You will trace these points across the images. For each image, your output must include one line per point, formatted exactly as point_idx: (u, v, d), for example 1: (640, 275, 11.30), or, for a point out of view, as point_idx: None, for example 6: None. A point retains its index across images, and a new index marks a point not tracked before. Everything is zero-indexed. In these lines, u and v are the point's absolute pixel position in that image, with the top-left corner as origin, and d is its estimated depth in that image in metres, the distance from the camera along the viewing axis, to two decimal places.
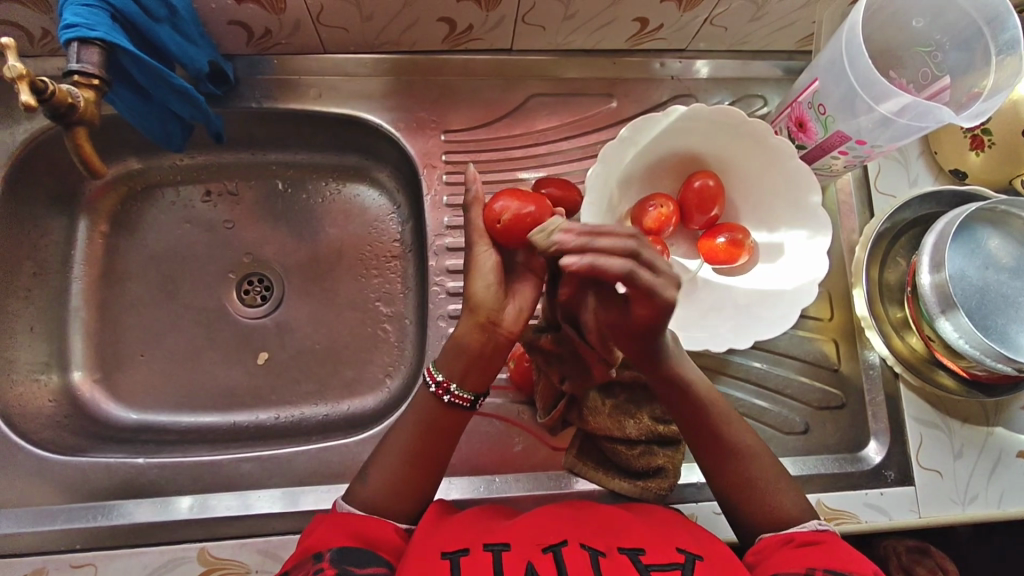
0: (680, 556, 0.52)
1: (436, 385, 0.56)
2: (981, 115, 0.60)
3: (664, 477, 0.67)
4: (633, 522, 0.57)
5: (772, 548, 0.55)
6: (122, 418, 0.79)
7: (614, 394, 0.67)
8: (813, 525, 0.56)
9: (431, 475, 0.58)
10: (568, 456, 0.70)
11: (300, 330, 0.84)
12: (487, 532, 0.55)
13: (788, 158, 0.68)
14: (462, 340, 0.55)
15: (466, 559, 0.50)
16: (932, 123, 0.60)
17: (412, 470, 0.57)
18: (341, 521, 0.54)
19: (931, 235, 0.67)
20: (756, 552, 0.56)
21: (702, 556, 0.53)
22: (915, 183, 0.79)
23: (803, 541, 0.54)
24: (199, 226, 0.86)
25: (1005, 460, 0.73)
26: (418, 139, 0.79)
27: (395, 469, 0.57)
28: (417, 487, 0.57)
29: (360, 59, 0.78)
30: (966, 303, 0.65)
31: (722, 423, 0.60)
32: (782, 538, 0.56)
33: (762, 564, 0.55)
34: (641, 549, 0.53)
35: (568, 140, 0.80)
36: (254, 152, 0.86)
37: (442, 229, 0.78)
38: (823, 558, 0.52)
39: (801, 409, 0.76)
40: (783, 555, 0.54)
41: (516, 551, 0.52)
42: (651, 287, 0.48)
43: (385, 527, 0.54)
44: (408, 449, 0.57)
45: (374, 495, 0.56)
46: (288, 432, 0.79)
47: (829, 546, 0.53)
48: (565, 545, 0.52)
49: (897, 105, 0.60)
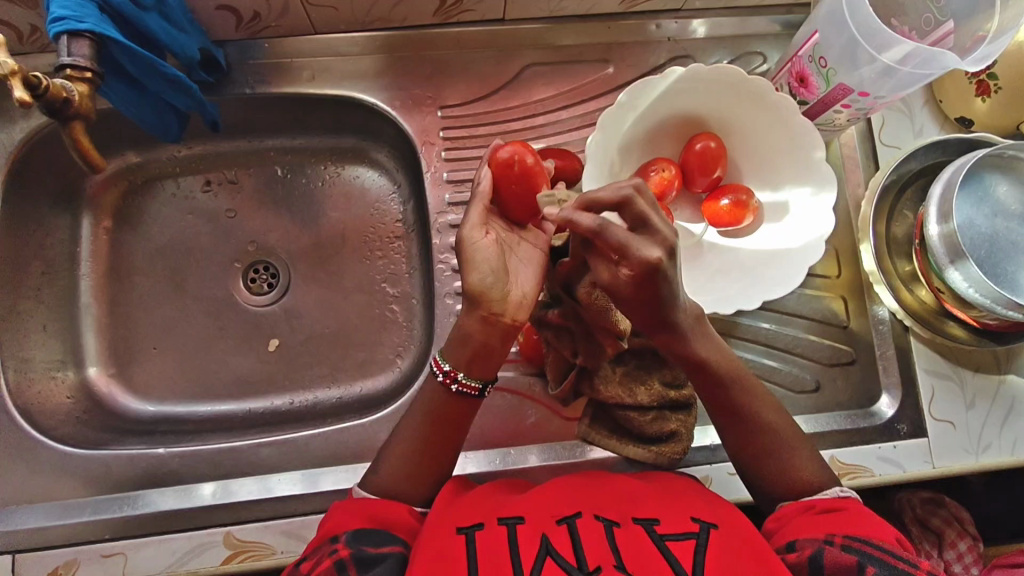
0: (694, 525, 0.53)
1: (444, 374, 0.57)
2: (986, 59, 0.59)
3: (676, 442, 0.69)
4: (645, 493, 0.58)
5: (793, 513, 0.56)
6: (140, 410, 0.80)
7: (624, 362, 0.68)
8: (835, 491, 0.57)
9: (439, 456, 0.58)
10: (581, 426, 0.71)
11: (308, 314, 0.85)
12: (499, 507, 0.55)
13: (790, 115, 0.67)
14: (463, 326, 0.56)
15: (482, 534, 0.51)
16: (935, 71, 0.59)
17: (426, 457, 0.58)
18: (356, 506, 0.55)
19: (939, 185, 0.65)
20: (777, 518, 0.58)
21: (716, 524, 0.53)
22: (920, 134, 0.77)
23: (824, 508, 0.55)
24: (202, 217, 0.86)
25: (1017, 408, 0.74)
26: (415, 117, 0.78)
27: (408, 454, 0.58)
28: (432, 465, 0.58)
29: (351, 38, 0.76)
30: (976, 252, 0.64)
31: (745, 397, 0.60)
32: (804, 503, 0.57)
33: (780, 530, 0.56)
34: (655, 519, 0.53)
35: (565, 110, 0.78)
36: (250, 139, 0.86)
37: (444, 206, 0.76)
38: (842, 524, 0.53)
39: (811, 367, 0.77)
40: (802, 521, 0.55)
41: (531, 523, 0.52)
42: (625, 244, 0.49)
43: (398, 505, 0.55)
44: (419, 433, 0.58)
45: (389, 481, 0.57)
46: (304, 416, 0.81)
47: (849, 513, 0.54)
48: (578, 517, 0.52)
49: (900, 52, 0.59)
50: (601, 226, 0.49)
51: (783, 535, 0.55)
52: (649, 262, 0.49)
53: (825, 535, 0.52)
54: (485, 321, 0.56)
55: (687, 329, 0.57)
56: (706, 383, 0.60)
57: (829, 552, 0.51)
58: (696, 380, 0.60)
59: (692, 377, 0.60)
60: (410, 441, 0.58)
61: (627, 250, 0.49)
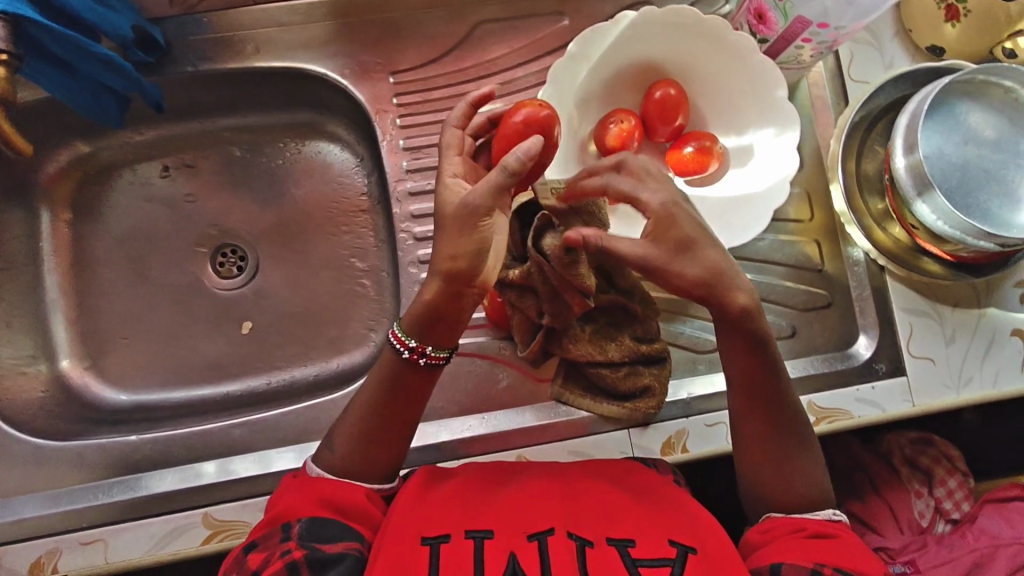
0: (672, 550, 0.50)
1: (410, 351, 0.56)
2: None
3: (650, 397, 0.68)
4: (630, 506, 0.54)
5: (782, 531, 0.54)
6: (115, 399, 0.80)
7: (593, 319, 0.69)
8: (826, 514, 0.55)
9: (398, 426, 0.58)
10: (554, 386, 0.71)
11: (278, 295, 0.84)
12: (469, 512, 0.53)
13: (749, 54, 0.64)
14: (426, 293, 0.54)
15: (447, 549, 0.49)
16: None
17: (381, 433, 0.57)
18: (311, 488, 0.53)
19: (905, 115, 0.63)
20: (762, 531, 0.55)
21: (695, 548, 0.51)
22: (891, 66, 0.75)
23: (816, 532, 0.53)
24: (162, 203, 0.85)
25: (998, 340, 0.73)
26: (366, 85, 0.75)
27: (362, 430, 0.57)
28: (391, 435, 0.58)
29: (292, 6, 0.73)
30: (946, 182, 0.62)
31: (775, 402, 0.57)
32: (792, 524, 0.54)
33: (766, 545, 0.54)
34: (630, 539, 0.51)
35: (521, 67, 0.76)
36: (204, 120, 0.84)
37: (401, 173, 0.74)
38: (831, 552, 0.51)
39: (786, 313, 0.75)
40: (791, 541, 0.53)
41: (498, 540, 0.50)
42: (634, 188, 0.51)
43: (357, 490, 0.54)
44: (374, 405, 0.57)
45: (345, 457, 0.56)
46: (279, 396, 0.81)
47: (839, 541, 0.52)
48: (551, 534, 0.50)
49: None
50: (606, 181, 0.53)
51: (769, 552, 0.53)
52: (665, 204, 0.50)
53: (814, 563, 0.50)
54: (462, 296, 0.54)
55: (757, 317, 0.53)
56: (754, 372, 0.55)
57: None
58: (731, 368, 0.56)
59: (739, 361, 0.55)
60: (364, 418, 0.57)
61: (633, 195, 0.51)
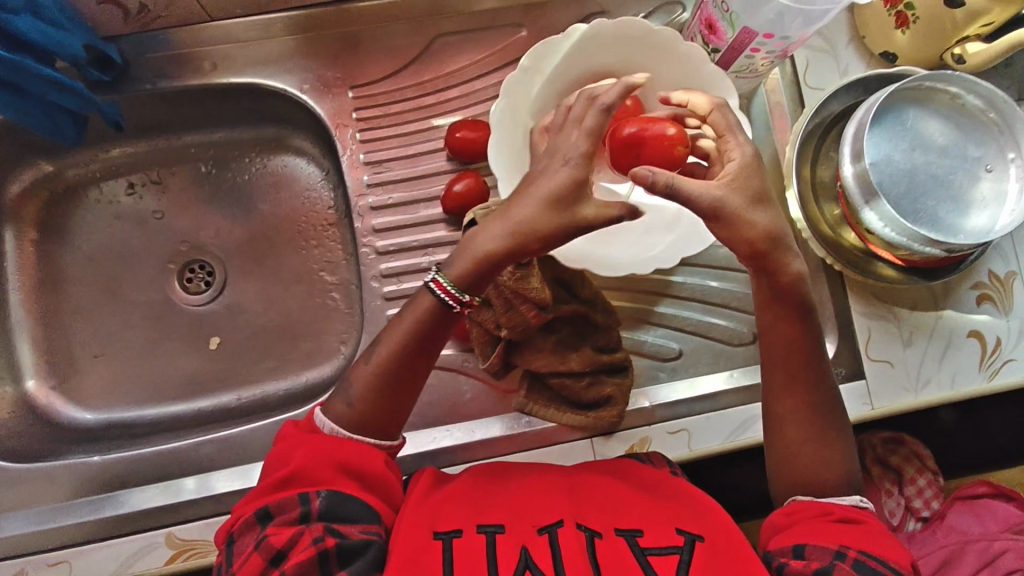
0: (679, 538, 0.51)
1: (461, 305, 0.56)
2: None
3: (612, 406, 0.69)
4: (635, 496, 0.56)
5: (808, 511, 0.53)
6: (83, 419, 0.79)
7: (555, 331, 0.70)
8: (853, 500, 0.54)
9: (415, 380, 0.57)
10: (518, 397, 0.70)
11: (248, 310, 0.84)
12: (479, 509, 0.54)
13: (701, 64, 0.65)
14: (488, 251, 0.54)
15: (460, 541, 0.50)
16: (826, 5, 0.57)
17: (402, 389, 0.57)
18: (328, 450, 0.52)
19: (852, 125, 0.63)
20: (787, 512, 0.54)
21: (703, 536, 0.52)
22: (846, 73, 0.76)
23: (842, 516, 0.52)
24: (129, 221, 0.85)
25: (956, 341, 0.74)
26: (327, 100, 0.76)
27: (386, 384, 0.56)
28: (405, 392, 0.57)
29: (250, 22, 0.73)
30: (894, 189, 0.63)
31: (818, 384, 0.57)
32: (819, 506, 0.54)
33: (790, 527, 0.53)
34: (638, 530, 0.52)
35: (481, 79, 0.77)
36: (169, 137, 0.84)
37: (363, 188, 0.74)
38: (855, 536, 0.50)
39: (749, 320, 0.75)
40: (815, 524, 0.52)
41: (510, 533, 0.51)
42: (731, 122, 0.56)
43: (374, 455, 0.54)
44: (400, 358, 0.56)
45: (363, 412, 0.55)
46: (249, 411, 0.80)
47: (866, 527, 0.52)
48: (561, 525, 0.51)
49: None
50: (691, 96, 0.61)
51: (793, 534, 0.52)
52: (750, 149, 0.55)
53: (839, 547, 0.49)
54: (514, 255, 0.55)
55: (792, 281, 0.55)
56: (784, 345, 0.57)
57: (841, 568, 0.48)
58: (769, 345, 0.57)
59: (773, 334, 0.57)
60: (389, 371, 0.56)
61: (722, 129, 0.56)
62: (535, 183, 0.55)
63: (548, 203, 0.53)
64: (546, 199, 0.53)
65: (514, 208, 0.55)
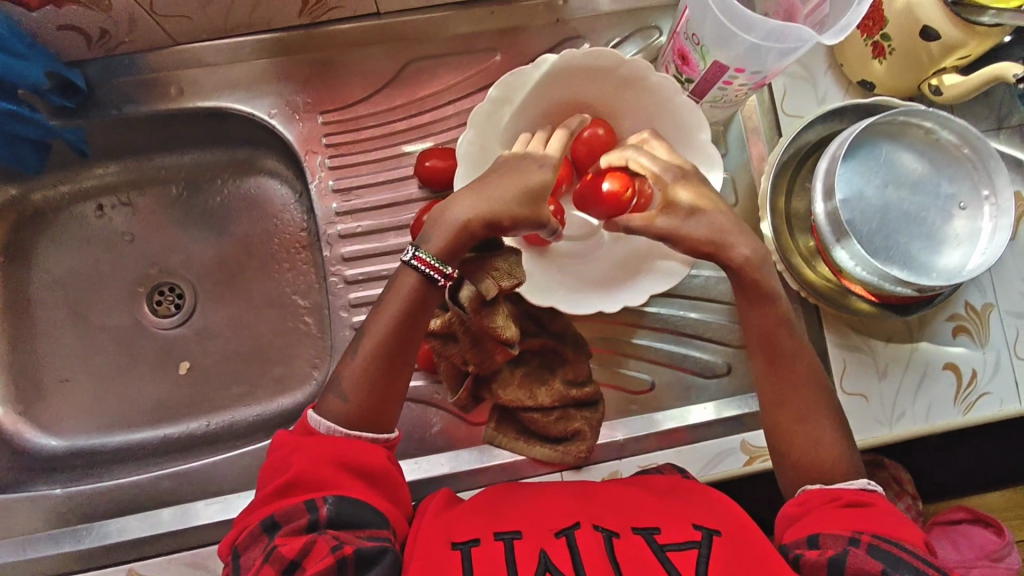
0: (698, 534, 0.52)
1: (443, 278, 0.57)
2: (845, 30, 0.55)
3: (581, 440, 0.68)
4: (645, 499, 0.57)
5: (818, 503, 0.55)
6: (49, 445, 0.78)
7: (526, 361, 0.69)
8: (861, 484, 0.56)
9: (400, 370, 0.58)
10: (488, 429, 0.70)
11: (219, 334, 0.83)
12: (494, 520, 0.55)
13: (673, 95, 0.63)
14: (465, 221, 0.57)
15: (477, 549, 0.50)
16: (799, 45, 0.55)
17: (392, 381, 0.58)
18: (331, 454, 0.53)
19: (824, 160, 0.62)
20: (798, 504, 0.56)
21: (719, 531, 0.53)
22: (824, 100, 0.75)
23: (852, 501, 0.54)
24: (98, 244, 0.84)
25: (931, 373, 0.73)
26: (296, 125, 0.74)
27: (376, 374, 0.57)
28: (392, 383, 0.58)
29: (217, 46, 0.72)
30: (865, 225, 0.62)
31: (819, 384, 0.60)
32: (829, 494, 0.55)
33: (805, 518, 0.55)
34: (656, 528, 0.52)
35: (454, 104, 0.75)
36: (138, 159, 0.83)
37: (332, 216, 0.74)
38: (870, 522, 0.52)
39: (723, 351, 0.75)
40: (827, 514, 0.54)
41: (527, 538, 0.52)
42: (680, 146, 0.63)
43: (377, 454, 0.55)
44: (387, 345, 0.57)
45: (360, 407, 0.56)
46: (218, 438, 0.79)
47: (876, 510, 0.53)
48: (577, 528, 0.52)
49: (762, 32, 0.55)
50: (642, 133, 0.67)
51: (807, 525, 0.54)
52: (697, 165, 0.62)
53: (852, 533, 0.51)
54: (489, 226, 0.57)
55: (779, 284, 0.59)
56: (779, 350, 0.60)
57: (855, 553, 0.49)
58: (765, 350, 0.61)
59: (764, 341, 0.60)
60: (377, 362, 0.57)
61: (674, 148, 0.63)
62: (505, 172, 0.59)
63: (520, 192, 0.57)
64: (519, 188, 0.57)
65: (488, 187, 0.58)
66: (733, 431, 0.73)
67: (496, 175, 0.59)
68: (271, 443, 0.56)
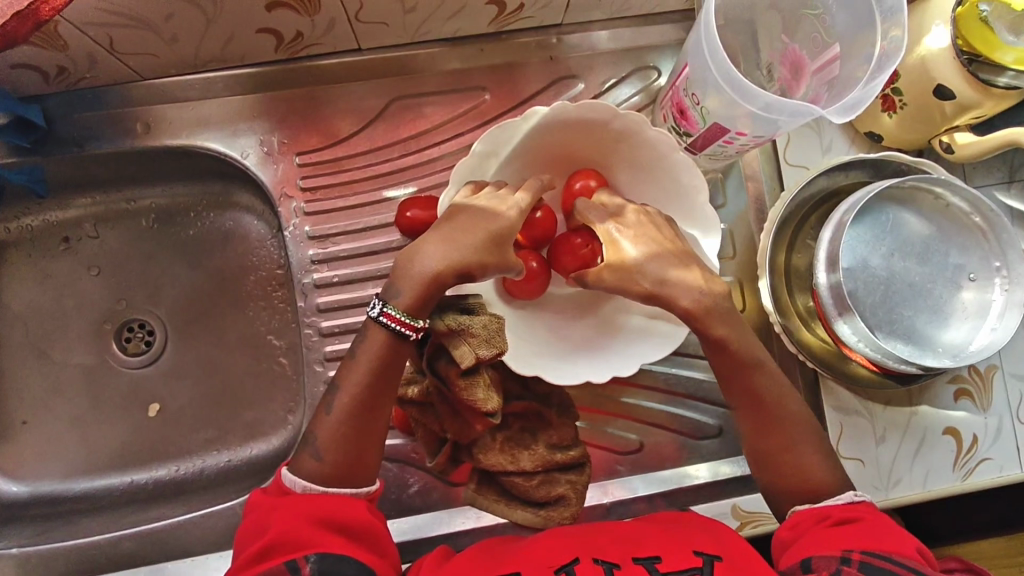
0: (698, 560, 0.49)
1: (416, 331, 0.53)
2: (857, 107, 0.52)
3: (564, 506, 0.64)
4: (643, 532, 0.54)
5: (806, 525, 0.52)
6: (8, 491, 0.75)
7: (507, 426, 0.65)
8: (847, 497, 0.53)
9: (375, 425, 0.54)
10: (467, 491, 0.65)
11: (189, 375, 0.79)
12: (493, 565, 0.52)
13: (670, 151, 0.59)
14: (435, 273, 0.53)
15: None
16: (805, 119, 0.53)
17: (369, 433, 0.53)
18: (304, 510, 0.49)
19: (829, 228, 0.59)
20: (790, 526, 0.53)
21: (720, 556, 0.50)
22: (829, 149, 0.71)
23: (840, 519, 0.51)
24: (63, 278, 0.79)
25: (930, 439, 0.70)
26: (271, 167, 0.71)
27: (350, 433, 0.53)
28: (370, 435, 0.54)
29: (188, 81, 0.69)
30: (869, 297, 0.59)
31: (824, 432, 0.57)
32: (817, 514, 0.52)
33: (797, 541, 0.52)
34: (656, 557, 0.50)
35: (439, 146, 0.71)
36: (106, 190, 0.79)
37: (309, 264, 0.71)
38: (858, 538, 0.49)
39: (714, 412, 0.72)
40: (816, 534, 0.51)
41: None
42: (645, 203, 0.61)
43: (356, 506, 0.51)
44: (360, 404, 0.53)
45: (336, 466, 0.52)
46: (188, 486, 0.76)
47: (866, 524, 0.50)
48: (576, 563, 0.49)
49: (763, 103, 0.52)
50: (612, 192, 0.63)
51: (798, 547, 0.51)
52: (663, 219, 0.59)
53: (842, 552, 0.48)
54: (456, 272, 0.54)
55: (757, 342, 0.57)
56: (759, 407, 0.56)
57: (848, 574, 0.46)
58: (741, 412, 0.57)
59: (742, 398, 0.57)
60: (352, 420, 0.53)
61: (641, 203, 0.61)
62: (471, 214, 0.56)
63: (490, 238, 0.54)
64: (488, 234, 0.54)
65: (456, 233, 0.54)
66: (723, 493, 0.70)
67: (460, 219, 0.55)
68: (245, 509, 0.52)
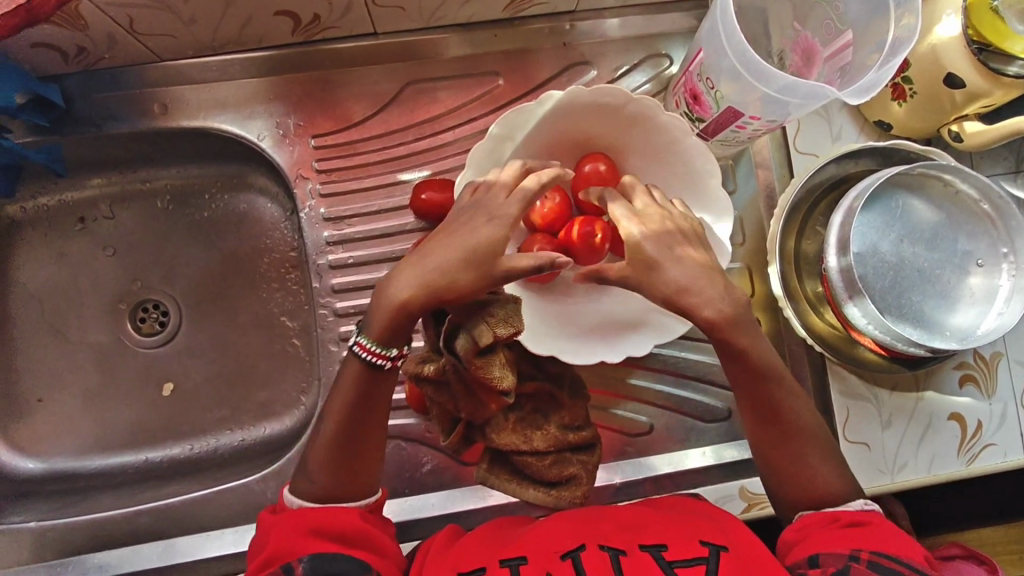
0: (704, 549, 0.50)
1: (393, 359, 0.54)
2: (874, 87, 0.53)
3: (576, 485, 0.65)
4: (653, 520, 0.55)
5: (814, 527, 0.53)
6: (24, 466, 0.76)
7: (519, 407, 0.65)
8: (859, 504, 0.54)
9: (366, 429, 0.55)
10: (480, 470, 0.66)
11: (202, 355, 0.80)
12: (503, 547, 0.53)
13: (683, 136, 0.60)
14: (403, 300, 0.53)
15: None
16: (819, 101, 0.54)
17: (360, 438, 0.55)
18: (298, 518, 0.52)
19: (840, 214, 0.60)
20: (797, 528, 0.54)
21: (726, 546, 0.51)
22: (838, 138, 0.72)
23: (850, 521, 0.52)
24: (77, 258, 0.80)
25: (936, 424, 0.71)
26: (286, 149, 0.72)
27: (340, 442, 0.54)
28: (362, 439, 0.55)
29: (206, 63, 0.69)
30: (878, 282, 0.60)
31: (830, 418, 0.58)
32: (826, 516, 0.53)
33: (802, 542, 0.53)
34: (663, 545, 0.50)
35: (453, 130, 0.72)
36: (122, 170, 0.79)
37: (323, 246, 0.72)
38: (869, 541, 0.50)
39: (723, 395, 0.73)
40: (824, 534, 0.52)
41: (533, 564, 0.50)
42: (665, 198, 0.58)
43: (349, 510, 0.53)
44: (350, 411, 0.55)
45: (328, 473, 0.54)
46: (201, 464, 0.77)
47: (875, 526, 0.51)
48: (583, 550, 0.50)
49: (777, 84, 0.53)
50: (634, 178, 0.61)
51: (806, 547, 0.52)
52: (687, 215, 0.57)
53: (851, 552, 0.49)
54: (423, 293, 0.53)
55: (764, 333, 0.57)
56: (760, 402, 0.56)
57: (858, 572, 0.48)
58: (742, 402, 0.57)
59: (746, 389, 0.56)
60: (342, 429, 0.55)
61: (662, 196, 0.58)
62: (449, 233, 0.54)
63: (464, 258, 0.52)
64: (462, 254, 0.52)
65: (425, 258, 0.53)
66: (730, 475, 0.71)
67: (438, 241, 0.54)
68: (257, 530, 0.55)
